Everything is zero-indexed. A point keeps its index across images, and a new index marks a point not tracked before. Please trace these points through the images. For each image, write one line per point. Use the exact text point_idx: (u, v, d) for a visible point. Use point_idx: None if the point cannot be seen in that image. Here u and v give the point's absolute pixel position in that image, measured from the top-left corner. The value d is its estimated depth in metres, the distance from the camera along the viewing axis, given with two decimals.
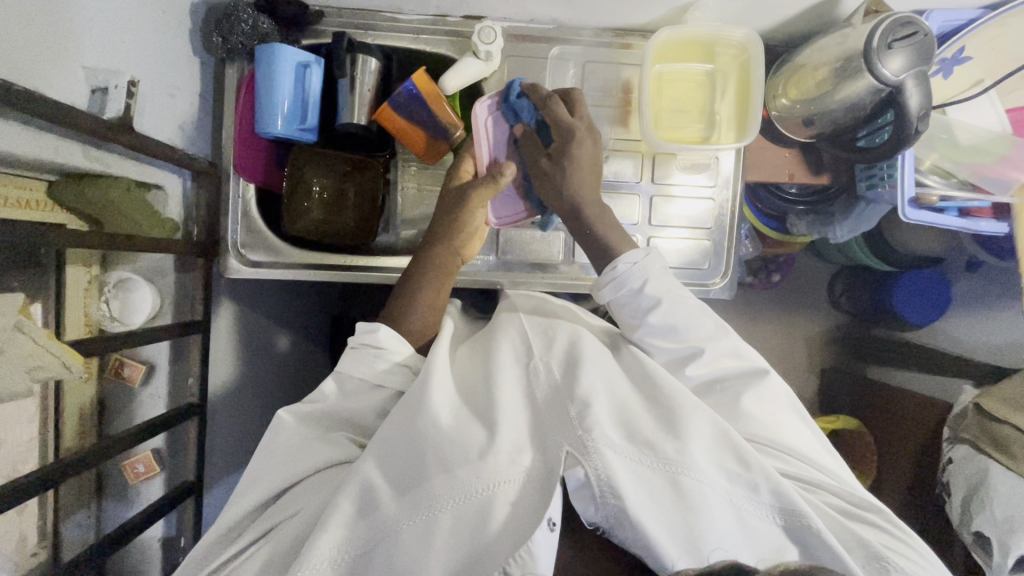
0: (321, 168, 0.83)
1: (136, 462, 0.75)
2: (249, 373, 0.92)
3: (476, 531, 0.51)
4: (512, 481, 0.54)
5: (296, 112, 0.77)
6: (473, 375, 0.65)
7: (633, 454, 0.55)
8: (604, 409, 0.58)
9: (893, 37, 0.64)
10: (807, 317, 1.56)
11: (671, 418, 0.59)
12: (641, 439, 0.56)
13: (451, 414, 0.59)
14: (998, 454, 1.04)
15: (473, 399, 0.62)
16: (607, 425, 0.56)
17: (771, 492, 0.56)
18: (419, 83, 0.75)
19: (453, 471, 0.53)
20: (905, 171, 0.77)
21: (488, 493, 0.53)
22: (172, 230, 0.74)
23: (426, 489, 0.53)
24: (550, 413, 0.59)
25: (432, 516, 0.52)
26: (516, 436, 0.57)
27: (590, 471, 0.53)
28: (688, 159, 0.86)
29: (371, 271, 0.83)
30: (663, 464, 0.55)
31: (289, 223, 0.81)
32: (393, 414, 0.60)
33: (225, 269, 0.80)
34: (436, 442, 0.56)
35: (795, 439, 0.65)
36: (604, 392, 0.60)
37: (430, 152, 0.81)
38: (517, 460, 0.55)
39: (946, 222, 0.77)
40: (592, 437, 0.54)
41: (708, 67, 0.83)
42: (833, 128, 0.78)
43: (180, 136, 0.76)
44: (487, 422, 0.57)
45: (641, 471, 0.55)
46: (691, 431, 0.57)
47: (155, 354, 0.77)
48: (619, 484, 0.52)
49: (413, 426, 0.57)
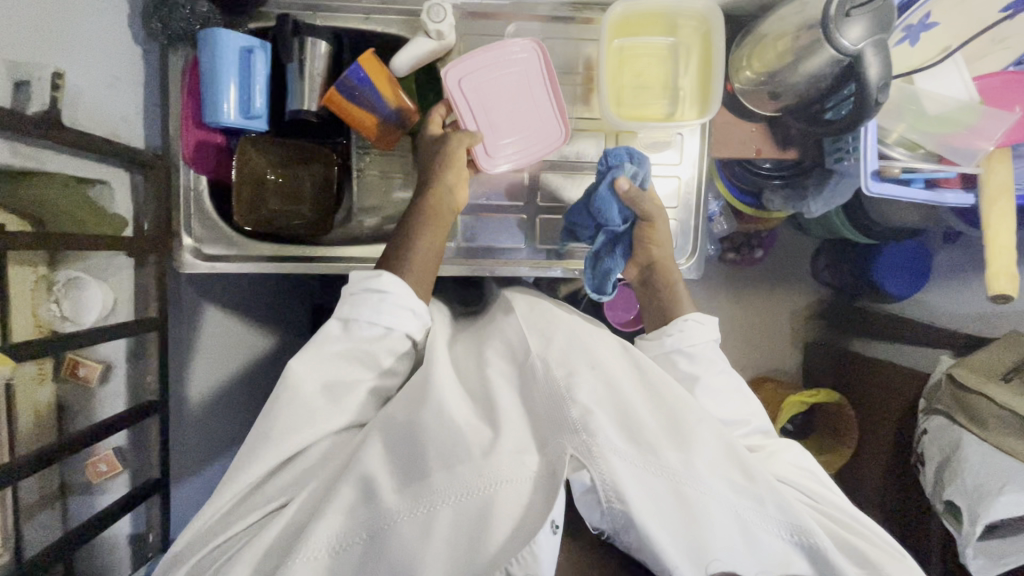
0: (275, 156, 0.80)
1: (99, 460, 0.74)
2: (220, 367, 0.92)
3: (475, 530, 0.51)
4: (517, 480, 0.53)
5: (242, 101, 0.74)
6: (477, 378, 0.66)
7: (636, 459, 0.54)
8: (607, 417, 0.57)
9: (851, 3, 0.62)
10: (789, 292, 1.59)
11: (674, 422, 0.58)
12: (645, 443, 0.56)
13: (457, 411, 0.59)
14: (971, 424, 1.05)
15: (475, 397, 0.63)
16: (610, 430, 0.55)
17: (775, 504, 0.56)
18: (367, 66, 0.72)
19: (455, 468, 0.54)
20: (868, 140, 0.74)
21: (488, 493, 0.52)
22: (119, 226, 0.72)
23: (427, 484, 0.54)
24: (550, 416, 0.58)
25: (433, 509, 0.52)
26: (520, 437, 0.56)
27: (595, 476, 0.53)
28: (649, 138, 0.84)
29: (332, 260, 0.82)
30: (667, 473, 0.54)
31: (239, 215, 0.77)
32: (399, 406, 0.61)
33: (180, 264, 0.78)
34: (435, 438, 0.56)
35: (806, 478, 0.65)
36: (603, 397, 0.59)
37: (383, 139, 0.78)
38: (522, 461, 0.54)
39: (910, 194, 0.75)
40: (596, 443, 0.54)
41: (670, 40, 0.80)
42: (798, 98, 0.76)
43: (125, 128, 0.74)
44: (494, 424, 0.58)
45: (646, 478, 0.54)
46: (697, 440, 0.57)
47: (111, 352, 0.75)
48: (624, 490, 0.52)
49: (415, 419, 0.58)
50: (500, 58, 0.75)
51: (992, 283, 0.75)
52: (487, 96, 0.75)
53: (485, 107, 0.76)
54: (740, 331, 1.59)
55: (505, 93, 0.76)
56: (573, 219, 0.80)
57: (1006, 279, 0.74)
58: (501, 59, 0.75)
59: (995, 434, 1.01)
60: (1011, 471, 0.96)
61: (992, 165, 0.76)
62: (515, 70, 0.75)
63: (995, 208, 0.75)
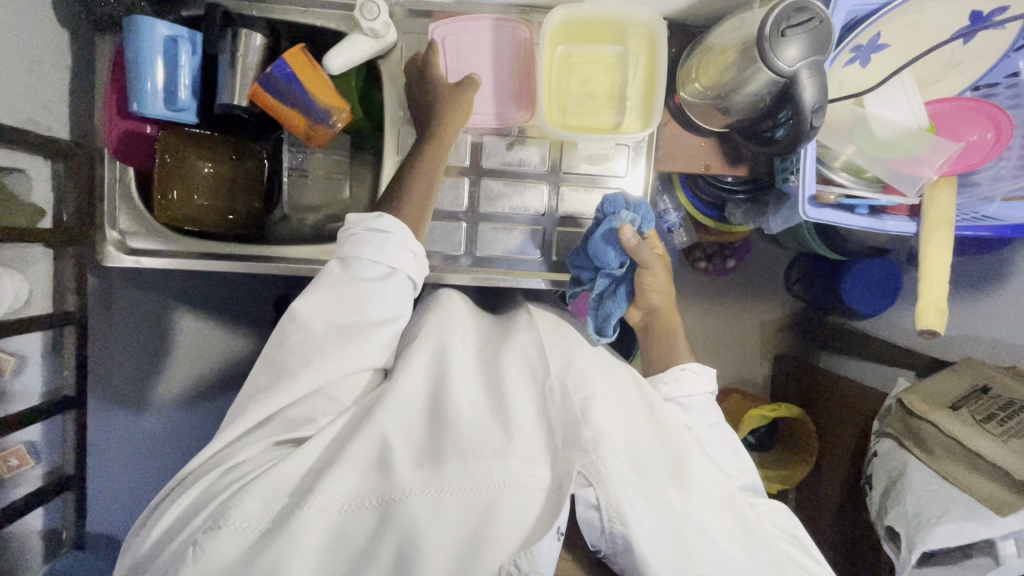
0: (205, 152, 0.79)
1: (8, 455, 0.71)
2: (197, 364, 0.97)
3: (480, 524, 0.56)
4: (524, 487, 0.58)
5: (169, 92, 0.72)
6: (498, 378, 0.70)
7: (638, 491, 0.60)
8: (616, 447, 0.63)
9: (787, 23, 0.60)
10: (760, 304, 1.59)
11: (675, 462, 0.65)
12: (648, 479, 0.62)
13: (475, 417, 0.64)
14: (918, 450, 1.04)
15: (493, 398, 0.68)
16: (619, 458, 0.61)
17: (763, 561, 0.62)
18: (292, 62, 0.69)
19: (467, 462, 0.58)
20: (810, 164, 0.72)
21: (495, 491, 0.57)
22: (34, 215, 0.70)
23: (442, 471, 0.58)
24: (563, 429, 0.63)
25: (443, 495, 0.57)
26: (531, 450, 0.61)
27: (600, 495, 0.58)
28: (593, 148, 0.82)
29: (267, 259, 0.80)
30: (668, 509, 0.61)
31: (160, 211, 0.77)
32: (427, 404, 0.66)
33: (104, 258, 0.77)
34: (454, 434, 0.61)
35: (793, 541, 0.70)
36: (615, 429, 0.65)
37: (316, 137, 0.75)
38: (531, 470, 0.59)
39: (850, 221, 0.73)
40: (603, 464, 0.59)
41: (617, 49, 0.78)
42: (745, 115, 0.74)
43: (46, 115, 0.71)
44: (506, 429, 0.63)
45: (645, 509, 0.60)
46: (694, 482, 0.64)
47: (25, 345, 0.73)
48: (627, 516, 0.58)
49: (441, 416, 0.64)
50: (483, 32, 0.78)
51: (922, 317, 0.75)
52: (464, 65, 0.79)
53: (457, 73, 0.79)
54: (706, 341, 1.58)
55: (482, 56, 0.79)
56: (574, 263, 0.79)
57: (934, 314, 0.74)
58: (488, 29, 0.78)
59: (939, 461, 1.01)
60: (949, 500, 0.96)
61: (935, 194, 0.74)
62: (495, 40, 0.79)
63: (934, 239, 0.74)
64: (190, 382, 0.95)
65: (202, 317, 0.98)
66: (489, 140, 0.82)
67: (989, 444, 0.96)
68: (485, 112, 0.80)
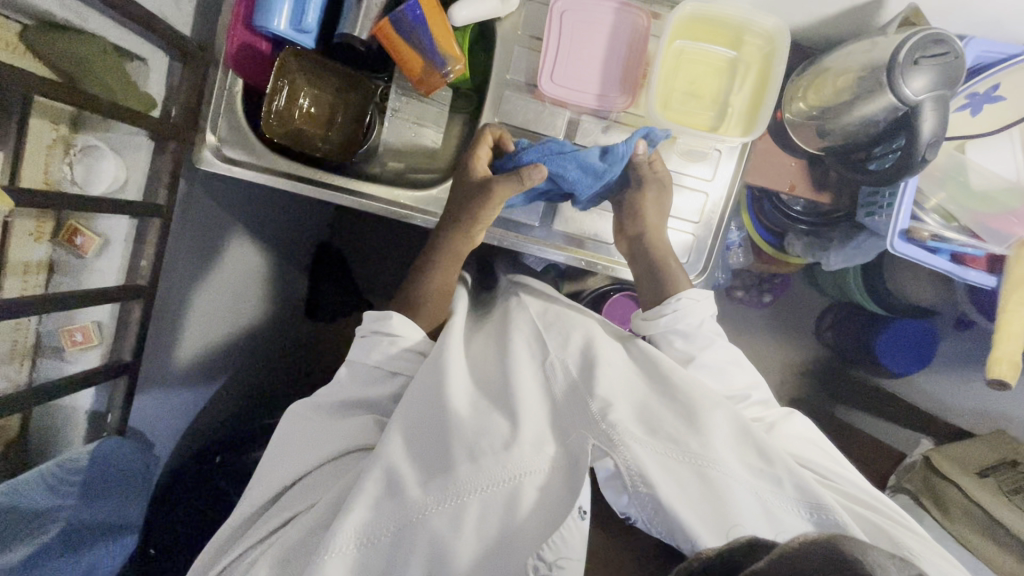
0: (313, 78, 0.79)
1: (75, 329, 0.75)
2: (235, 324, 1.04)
3: (505, 520, 0.55)
4: (537, 471, 0.57)
5: (296, 12, 0.74)
6: (492, 370, 0.69)
7: (657, 446, 0.59)
8: (623, 406, 0.62)
9: (921, 52, 0.60)
10: (789, 344, 1.49)
11: (688, 412, 0.63)
12: (664, 434, 0.60)
13: (469, 407, 0.63)
14: (935, 510, 1.03)
15: (489, 390, 0.67)
16: (629, 422, 0.60)
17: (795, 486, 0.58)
18: (425, 5, 0.70)
19: (478, 460, 0.57)
20: (904, 200, 0.73)
21: (513, 482, 0.56)
22: (148, 104, 0.72)
23: (453, 476, 0.57)
24: (571, 410, 0.63)
25: (461, 501, 0.55)
26: (538, 430, 0.61)
27: (620, 462, 0.56)
28: (689, 146, 0.83)
29: (349, 193, 0.82)
30: (689, 457, 0.58)
31: (268, 124, 0.76)
32: (414, 386, 0.66)
33: (197, 160, 0.78)
34: (460, 434, 0.60)
35: (814, 456, 0.68)
36: (624, 395, 0.64)
37: (427, 84, 0.77)
38: (541, 451, 0.59)
39: (935, 262, 0.73)
40: (616, 431, 0.58)
41: (731, 54, 0.78)
42: (843, 141, 0.75)
43: (174, 12, 0.73)
44: (509, 414, 0.62)
45: (668, 463, 0.57)
46: (710, 425, 0.61)
47: (110, 228, 0.75)
48: (650, 473, 0.56)
49: (438, 402, 0.63)
50: (601, 15, 0.79)
51: (994, 366, 0.76)
52: (576, 43, 0.79)
53: (570, 51, 0.79)
54: None
55: (596, 38, 0.79)
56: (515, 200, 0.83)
57: (1007, 366, 0.75)
58: (607, 14, 0.79)
59: (958, 524, 0.99)
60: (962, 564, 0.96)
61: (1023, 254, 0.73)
62: (614, 24, 0.79)
63: (1016, 296, 0.74)
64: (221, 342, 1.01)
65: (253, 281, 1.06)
66: (586, 120, 0.83)
67: (1012, 516, 0.96)
68: (589, 93, 0.80)
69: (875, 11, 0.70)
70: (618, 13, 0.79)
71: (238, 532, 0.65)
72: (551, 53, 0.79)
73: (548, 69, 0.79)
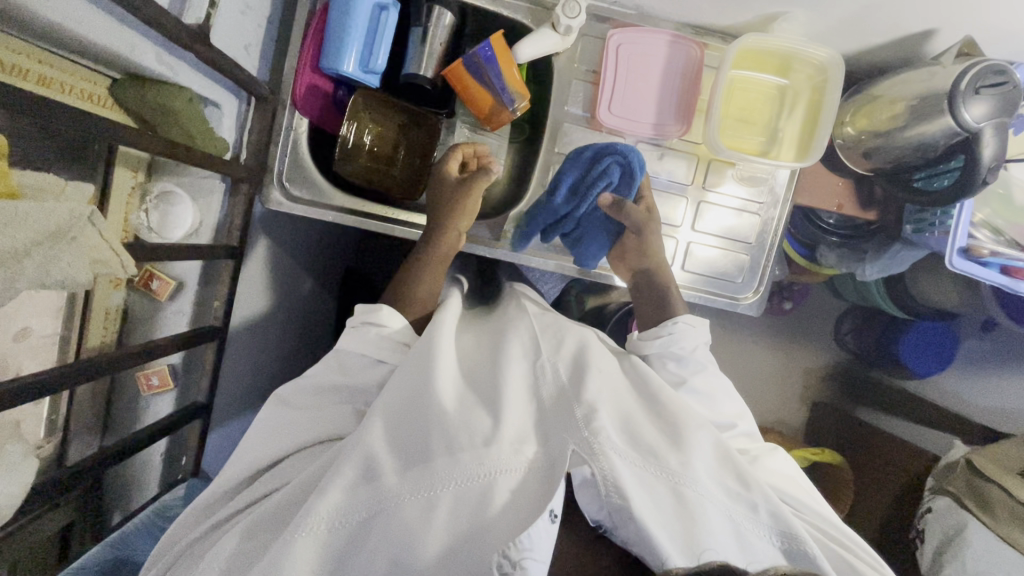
0: (377, 116, 0.82)
1: (152, 373, 0.75)
2: (291, 356, 1.03)
3: (475, 519, 0.49)
4: (514, 470, 0.52)
5: (365, 55, 0.75)
6: (478, 372, 0.64)
7: (637, 461, 0.55)
8: (609, 417, 0.58)
9: (982, 82, 0.64)
10: (809, 349, 1.50)
11: (673, 430, 0.60)
12: (645, 448, 0.56)
13: (455, 401, 0.58)
14: (979, 510, 0.99)
15: (478, 386, 0.61)
16: (612, 432, 0.56)
17: (769, 513, 0.56)
18: (496, 46, 0.73)
19: (457, 454, 0.52)
20: (960, 218, 0.78)
21: (487, 480, 0.51)
22: (223, 150, 0.72)
23: (429, 467, 0.52)
24: (555, 412, 0.58)
25: (434, 494, 0.50)
26: (521, 428, 0.56)
27: (596, 471, 0.52)
28: (741, 170, 0.86)
29: (382, 222, 0.83)
30: (665, 474, 0.55)
31: (340, 165, 0.81)
32: (394, 381, 0.61)
33: (266, 200, 0.80)
34: (442, 424, 0.55)
35: (796, 491, 0.66)
36: (610, 401, 0.60)
37: (495, 120, 0.80)
38: (519, 450, 0.54)
39: (987, 275, 0.78)
40: (598, 440, 0.54)
41: (781, 81, 0.81)
42: (892, 163, 0.77)
43: (245, 58, 0.73)
44: (492, 411, 0.57)
45: (645, 480, 0.54)
46: (693, 445, 0.58)
47: (185, 272, 0.76)
48: (625, 486, 0.52)
49: (421, 401, 0.58)
50: (656, 49, 0.82)
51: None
52: (631, 75, 0.82)
53: (627, 84, 0.81)
54: (752, 378, 1.50)
55: (651, 70, 0.82)
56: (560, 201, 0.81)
57: None
58: (659, 46, 0.82)
59: (1002, 524, 0.96)
60: None
61: None
62: (668, 57, 0.82)
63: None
64: (275, 374, 0.99)
65: (301, 318, 1.04)
66: (641, 148, 0.85)
67: None
68: (645, 122, 0.82)
69: (926, 40, 0.73)
70: (671, 46, 0.82)
71: (205, 511, 0.62)
72: (609, 86, 0.81)
73: (606, 101, 0.81)
